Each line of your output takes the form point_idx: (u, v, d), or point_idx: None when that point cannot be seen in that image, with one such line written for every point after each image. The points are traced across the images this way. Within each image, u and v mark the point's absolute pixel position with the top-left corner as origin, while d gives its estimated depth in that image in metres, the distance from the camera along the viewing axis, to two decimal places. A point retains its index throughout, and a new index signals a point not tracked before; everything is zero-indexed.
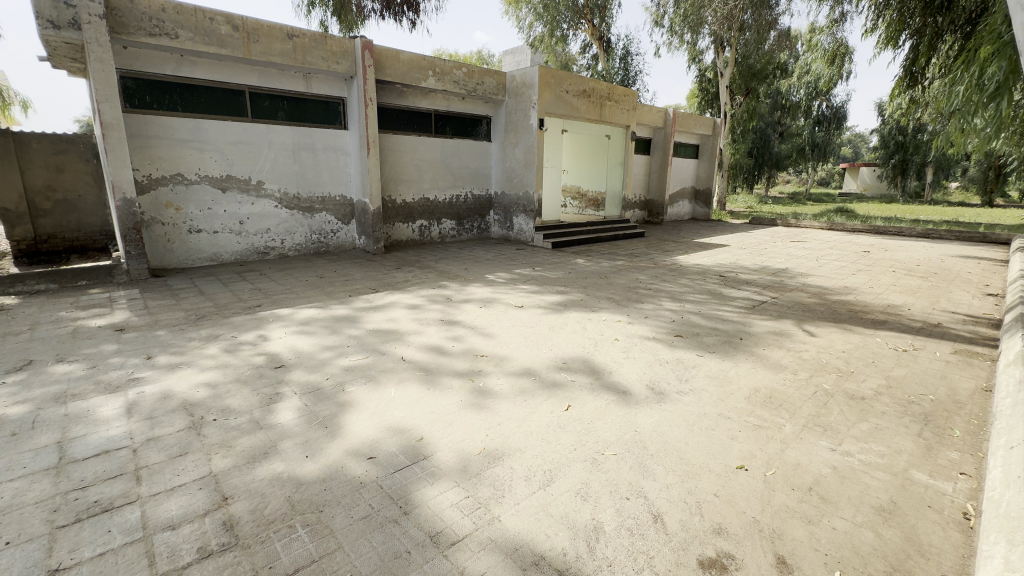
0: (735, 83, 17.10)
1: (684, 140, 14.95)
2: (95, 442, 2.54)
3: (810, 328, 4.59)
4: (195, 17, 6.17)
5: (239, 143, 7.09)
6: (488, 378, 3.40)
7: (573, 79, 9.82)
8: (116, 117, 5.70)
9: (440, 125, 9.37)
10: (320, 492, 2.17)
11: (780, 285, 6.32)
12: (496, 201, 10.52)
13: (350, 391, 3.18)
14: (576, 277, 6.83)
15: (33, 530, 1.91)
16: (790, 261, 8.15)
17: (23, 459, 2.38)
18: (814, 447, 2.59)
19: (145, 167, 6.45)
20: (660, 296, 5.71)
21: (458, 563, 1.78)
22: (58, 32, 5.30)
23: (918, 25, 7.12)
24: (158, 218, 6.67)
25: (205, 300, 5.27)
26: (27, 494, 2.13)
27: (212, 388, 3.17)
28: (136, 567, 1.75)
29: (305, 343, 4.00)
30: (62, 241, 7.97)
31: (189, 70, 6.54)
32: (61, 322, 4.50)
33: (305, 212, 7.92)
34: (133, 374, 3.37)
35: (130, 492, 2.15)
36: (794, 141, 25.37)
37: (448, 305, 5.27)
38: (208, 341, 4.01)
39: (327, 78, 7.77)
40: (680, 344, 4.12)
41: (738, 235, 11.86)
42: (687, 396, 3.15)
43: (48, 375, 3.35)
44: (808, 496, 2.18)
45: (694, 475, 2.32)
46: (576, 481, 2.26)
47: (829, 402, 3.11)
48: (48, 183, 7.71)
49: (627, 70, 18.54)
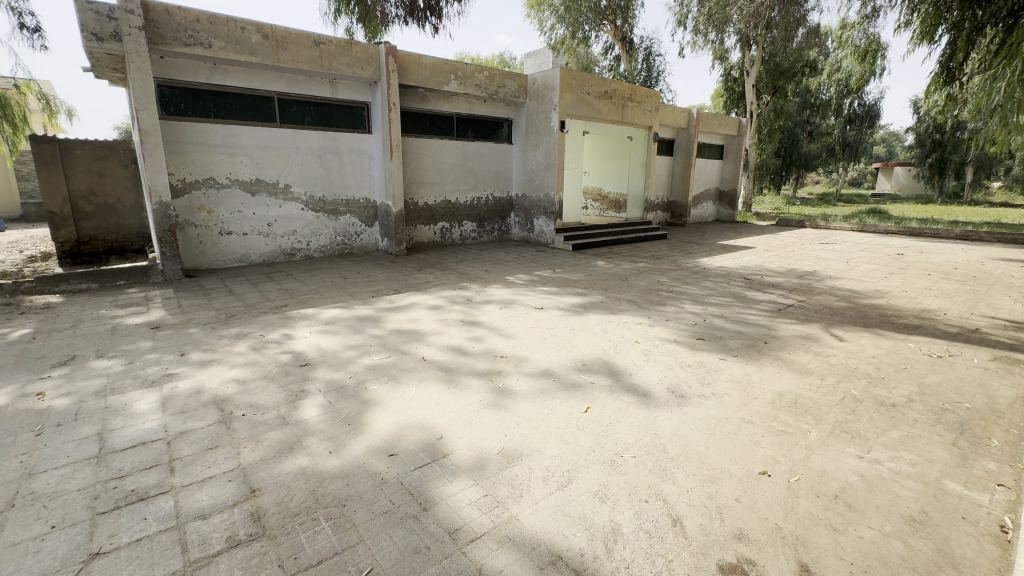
0: (762, 82, 16.69)
1: (707, 140, 14.71)
2: (133, 434, 2.67)
3: (838, 332, 4.47)
4: (227, 27, 6.39)
5: (267, 148, 7.31)
6: (508, 378, 3.42)
7: (594, 81, 9.79)
8: (154, 123, 5.95)
9: (462, 128, 9.46)
10: (343, 487, 2.22)
11: (806, 288, 6.16)
12: (517, 203, 10.55)
13: (372, 389, 3.25)
14: (597, 278, 6.82)
15: (76, 515, 2.02)
16: (818, 264, 7.95)
17: (67, 448, 2.51)
18: (841, 453, 2.53)
19: (179, 171, 6.71)
20: (682, 298, 5.65)
21: (477, 559, 1.81)
22: (101, 44, 5.60)
23: (956, 19, 6.89)
24: (192, 220, 6.92)
25: (235, 300, 5.45)
26: (70, 481, 2.25)
27: (241, 385, 3.29)
28: (170, 553, 1.83)
29: (330, 343, 4.09)
30: (101, 242, 8.34)
31: (222, 78, 6.78)
32: (101, 321, 4.71)
33: (329, 215, 8.11)
34: (168, 370, 3.51)
35: (165, 482, 2.25)
36: (823, 141, 24.72)
37: (469, 306, 5.31)
38: (237, 340, 4.14)
39: (353, 83, 7.93)
40: (702, 347, 4.07)
41: (763, 237, 11.65)
42: (708, 399, 3.12)
43: (90, 370, 3.52)
44: (834, 503, 2.13)
45: (714, 479, 2.29)
46: (595, 482, 2.27)
47: (856, 409, 3.02)
48: (90, 188, 8.09)
49: (650, 70, 18.42)
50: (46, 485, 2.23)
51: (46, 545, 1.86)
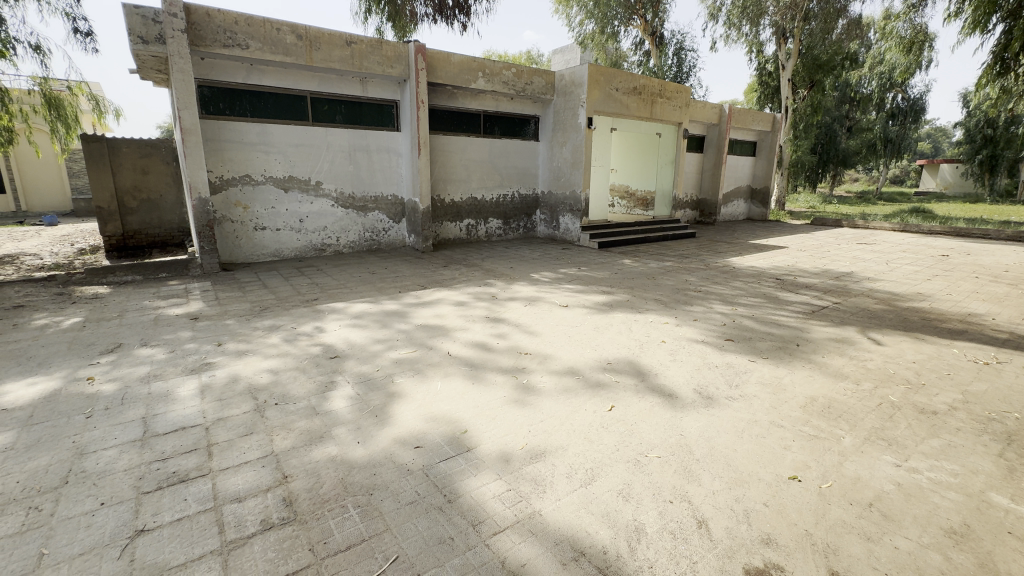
0: (798, 76, 16.09)
1: (739, 137, 14.34)
2: (173, 419, 2.80)
3: (876, 336, 4.29)
4: (264, 28, 6.59)
5: (300, 145, 7.51)
6: (532, 375, 3.43)
7: (623, 76, 9.66)
8: (195, 122, 6.20)
9: (489, 125, 9.49)
10: (369, 477, 2.28)
11: (842, 290, 5.94)
12: (543, 200, 10.53)
13: (399, 382, 3.32)
14: (622, 277, 6.75)
15: (122, 494, 2.14)
16: (855, 265, 7.64)
17: (115, 431, 2.66)
18: (877, 461, 2.44)
19: (217, 169, 6.95)
20: (710, 298, 5.55)
21: (500, 551, 1.84)
22: (146, 46, 5.87)
23: (1012, 7, 6.57)
24: (228, 216, 7.18)
25: (268, 293, 5.63)
26: (117, 462, 2.38)
27: (274, 374, 3.41)
28: (208, 533, 1.92)
29: (358, 336, 4.19)
30: (145, 237, 8.75)
31: (258, 78, 6.99)
32: (145, 310, 4.95)
33: (359, 211, 8.28)
34: (206, 359, 3.67)
35: (203, 465, 2.36)
36: (863, 137, 23.76)
37: (493, 303, 5.33)
38: (270, 331, 4.29)
39: (382, 81, 8.05)
40: (731, 348, 3.98)
41: (796, 237, 11.28)
42: (736, 402, 3.05)
43: (135, 357, 3.71)
44: (868, 512, 2.06)
45: (742, 482, 2.25)
46: (619, 481, 2.25)
47: (893, 416, 2.91)
48: (135, 184, 8.48)
49: (680, 66, 18.08)
50: (96, 464, 2.36)
51: (96, 520, 1.98)
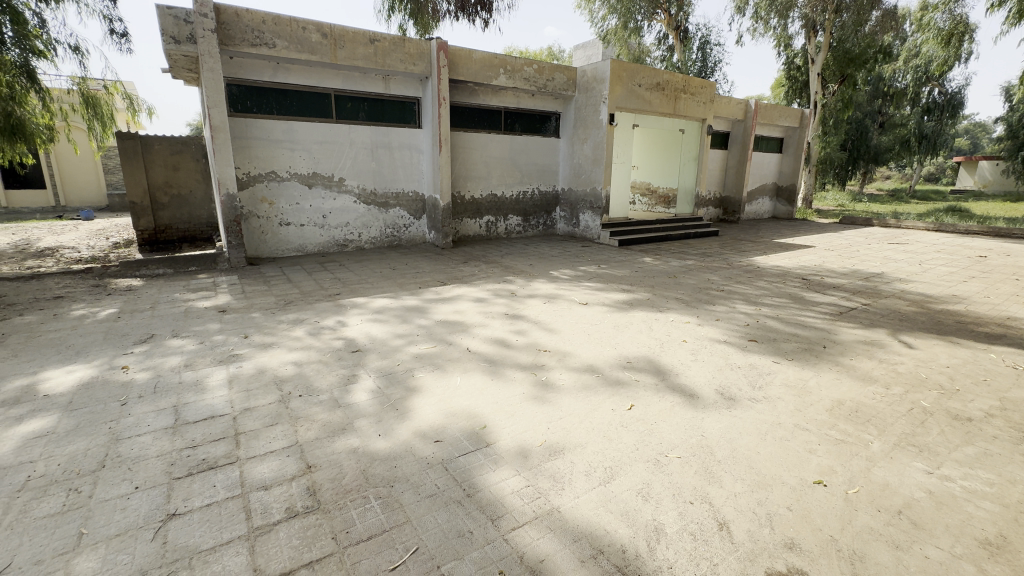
0: (828, 70, 15.58)
1: (765, 133, 14.01)
2: (202, 408, 2.89)
3: (908, 339, 4.15)
4: (290, 27, 6.71)
5: (324, 142, 7.64)
6: (551, 372, 3.43)
7: (646, 72, 9.53)
8: (223, 120, 6.35)
9: (509, 122, 9.47)
10: (390, 469, 2.32)
11: (872, 291, 5.76)
12: (563, 197, 10.47)
13: (419, 376, 3.36)
14: (643, 275, 6.68)
15: (155, 479, 2.23)
16: (886, 265, 7.41)
17: (148, 418, 2.76)
18: (907, 468, 2.37)
19: (245, 165, 7.12)
20: (733, 298, 5.45)
21: (518, 547, 1.84)
22: (178, 46, 6.05)
23: None
24: (255, 212, 7.35)
25: (292, 287, 5.76)
26: (150, 448, 2.47)
27: (298, 367, 3.49)
28: (236, 519, 1.98)
29: (379, 331, 4.25)
30: (176, 231, 9.02)
31: (284, 76, 7.13)
32: (176, 303, 5.12)
33: (380, 208, 8.38)
34: (233, 350, 3.78)
35: (231, 453, 2.43)
36: (896, 133, 22.99)
37: (512, 300, 5.34)
38: (294, 325, 4.39)
39: (404, 79, 8.12)
40: (754, 348, 3.91)
41: (824, 236, 10.96)
42: (760, 403, 2.99)
43: (166, 348, 3.84)
44: (897, 519, 2.01)
45: (764, 486, 2.21)
46: (638, 481, 2.24)
47: (926, 421, 2.81)
48: (166, 180, 8.75)
49: (705, 61, 17.75)
50: (130, 449, 2.46)
51: (131, 503, 2.06)
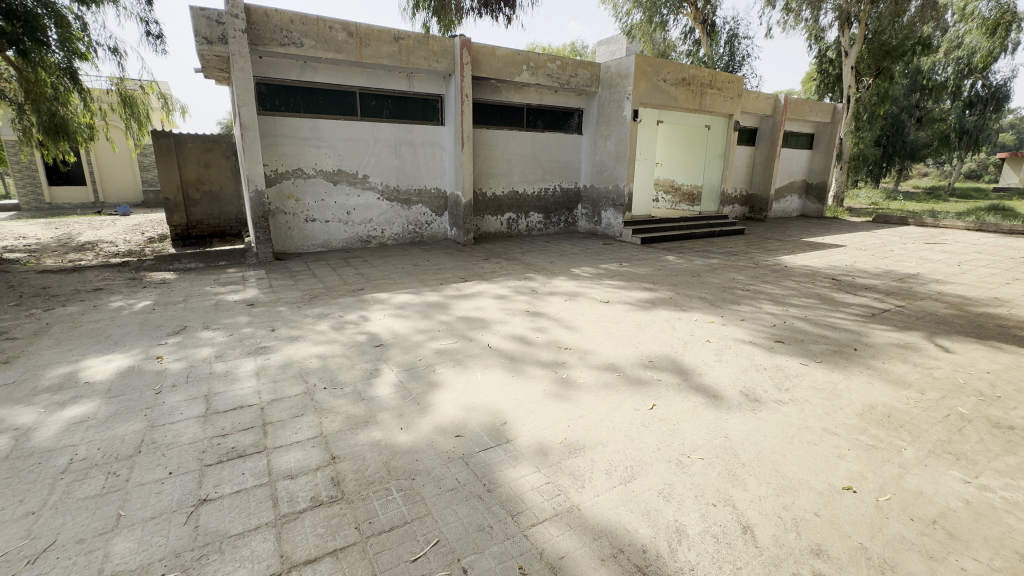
0: (863, 63, 15.05)
1: (794, 129, 13.63)
2: (232, 397, 2.98)
3: (945, 343, 3.99)
4: (317, 26, 6.82)
5: (349, 140, 7.76)
6: (572, 369, 3.42)
7: (672, 67, 9.37)
8: (253, 118, 6.51)
9: (532, 118, 9.44)
10: (411, 462, 2.35)
11: (907, 292, 5.55)
12: (584, 194, 10.39)
13: (439, 371, 3.40)
14: (666, 274, 6.58)
15: (187, 465, 2.31)
16: (922, 266, 7.13)
17: (181, 407, 2.86)
18: (942, 476, 2.28)
19: (273, 163, 7.29)
20: (759, 298, 5.32)
21: (538, 543, 1.85)
22: (210, 46, 6.23)
23: None
24: (282, 208, 7.52)
25: (318, 282, 5.88)
26: (183, 435, 2.57)
27: (323, 360, 3.56)
28: (264, 506, 2.04)
29: (401, 326, 4.30)
30: (206, 227, 9.30)
31: (311, 75, 7.26)
32: (206, 296, 5.29)
33: (403, 204, 8.47)
34: (261, 343, 3.88)
35: (259, 443, 2.50)
36: (935, 128, 22.10)
37: (533, 297, 5.34)
38: (319, 319, 4.49)
39: (428, 76, 8.17)
40: (781, 349, 3.82)
41: (855, 235, 10.61)
42: (786, 405, 2.92)
43: (198, 339, 3.97)
44: (931, 529, 1.94)
45: (791, 490, 2.16)
46: (659, 481, 2.22)
47: (963, 429, 2.70)
48: (198, 177, 9.03)
49: (732, 55, 17.35)
50: (164, 436, 2.56)
51: (165, 488, 2.15)
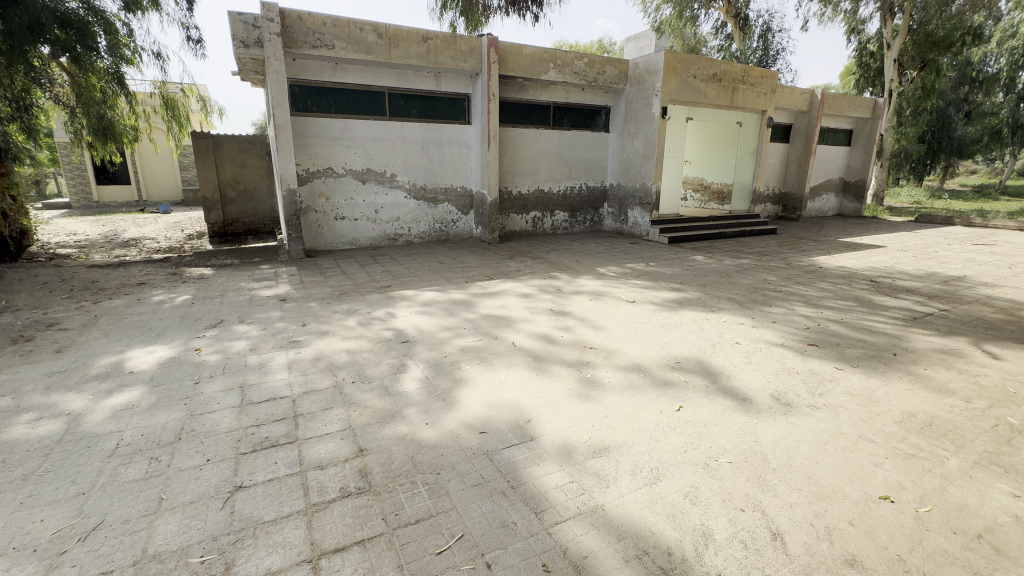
0: (907, 54, 14.38)
1: (832, 125, 13.15)
2: (265, 389, 3.08)
3: (994, 350, 3.78)
4: (348, 28, 6.96)
5: (378, 139, 7.89)
6: (597, 369, 3.40)
7: (702, 63, 9.17)
8: (286, 119, 6.70)
9: (558, 116, 9.40)
10: (436, 457, 2.38)
11: (952, 296, 5.29)
12: (611, 193, 10.29)
13: (464, 368, 3.43)
14: (694, 274, 6.45)
15: (224, 453, 2.40)
16: (969, 268, 6.77)
17: (218, 397, 2.97)
18: (989, 489, 2.16)
19: (304, 162, 7.49)
20: (792, 299, 5.16)
21: (561, 541, 1.85)
22: (246, 50, 6.45)
23: None
24: (313, 206, 7.73)
25: (346, 279, 6.02)
26: (220, 424, 2.67)
27: (351, 354, 3.64)
28: (295, 494, 2.11)
29: (427, 323, 4.36)
30: (241, 225, 9.63)
31: (342, 76, 7.42)
32: (241, 291, 5.48)
33: (429, 203, 8.57)
34: (293, 337, 4.00)
35: (291, 433, 2.58)
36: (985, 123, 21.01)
37: (558, 296, 5.32)
38: (348, 315, 4.59)
39: (455, 75, 8.23)
40: (814, 353, 3.70)
41: (896, 235, 10.17)
42: (819, 411, 2.83)
43: (233, 332, 4.12)
44: (977, 544, 1.84)
45: (824, 498, 2.09)
46: (685, 484, 2.18)
47: (1013, 440, 2.56)
48: (234, 177, 9.35)
49: (766, 49, 16.84)
50: (202, 425, 2.66)
51: (203, 474, 2.24)
